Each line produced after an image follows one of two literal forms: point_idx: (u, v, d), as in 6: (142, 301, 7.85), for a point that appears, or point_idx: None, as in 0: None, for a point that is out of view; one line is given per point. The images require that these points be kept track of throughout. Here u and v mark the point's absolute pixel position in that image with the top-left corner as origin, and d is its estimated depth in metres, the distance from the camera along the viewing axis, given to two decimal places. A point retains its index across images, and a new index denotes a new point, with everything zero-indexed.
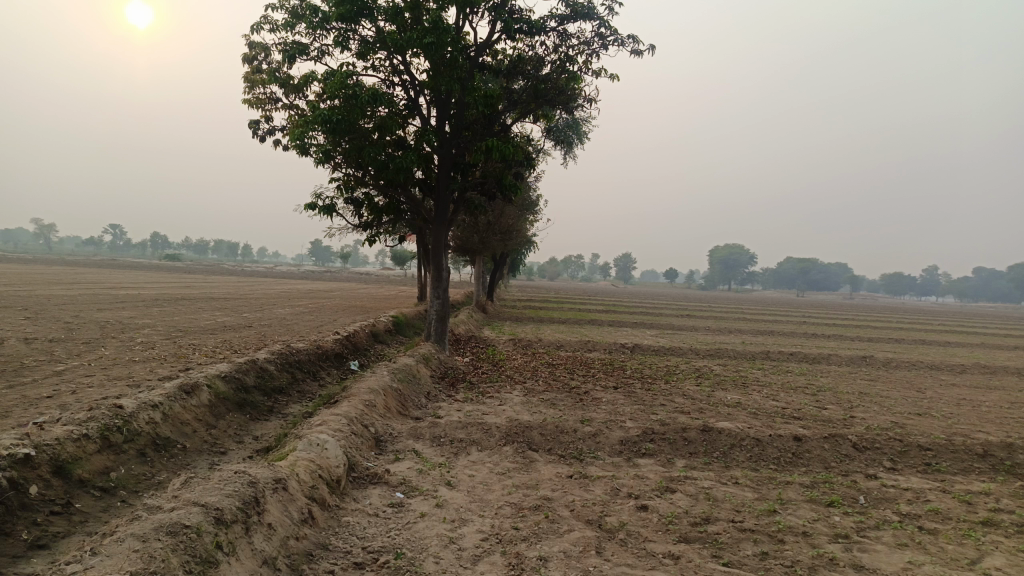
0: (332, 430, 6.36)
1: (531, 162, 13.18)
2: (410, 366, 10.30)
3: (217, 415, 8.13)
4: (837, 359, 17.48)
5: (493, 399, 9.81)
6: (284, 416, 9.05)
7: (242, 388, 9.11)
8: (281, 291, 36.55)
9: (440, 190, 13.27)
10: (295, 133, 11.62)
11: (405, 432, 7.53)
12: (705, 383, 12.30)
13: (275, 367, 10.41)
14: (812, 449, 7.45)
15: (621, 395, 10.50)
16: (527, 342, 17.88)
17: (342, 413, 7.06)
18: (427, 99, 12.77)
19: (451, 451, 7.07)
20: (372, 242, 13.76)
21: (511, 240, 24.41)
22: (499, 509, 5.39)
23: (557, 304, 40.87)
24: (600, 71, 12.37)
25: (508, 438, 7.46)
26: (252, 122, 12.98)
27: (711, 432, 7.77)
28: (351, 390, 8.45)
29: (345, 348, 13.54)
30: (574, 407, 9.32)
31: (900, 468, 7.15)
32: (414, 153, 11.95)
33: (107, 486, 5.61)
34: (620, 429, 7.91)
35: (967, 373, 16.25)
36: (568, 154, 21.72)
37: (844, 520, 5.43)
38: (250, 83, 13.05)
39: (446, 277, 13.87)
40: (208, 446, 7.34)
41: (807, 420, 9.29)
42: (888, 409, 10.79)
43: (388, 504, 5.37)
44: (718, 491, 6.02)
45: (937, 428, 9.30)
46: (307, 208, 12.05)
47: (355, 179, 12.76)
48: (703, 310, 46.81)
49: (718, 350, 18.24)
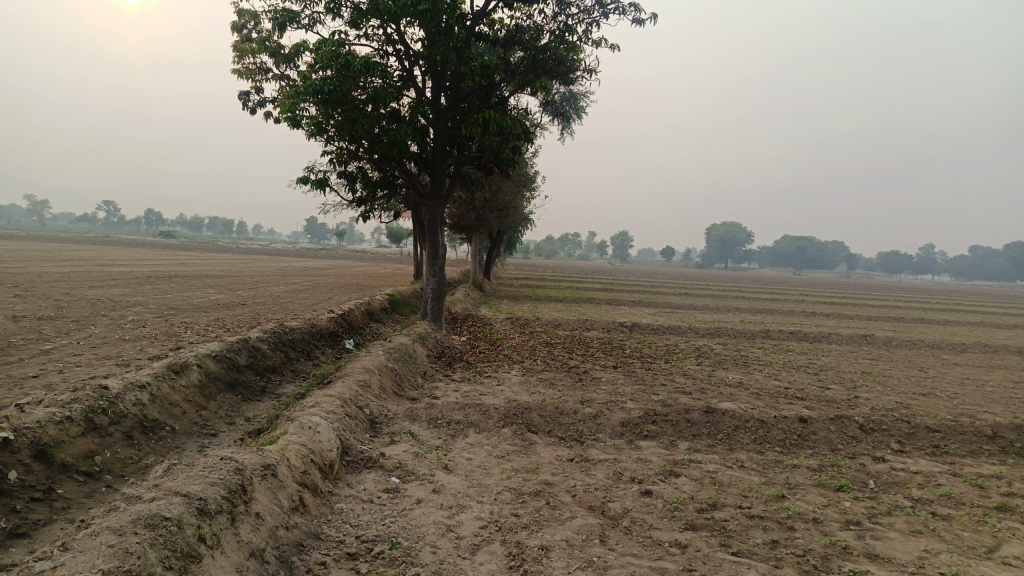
0: (325, 412, 6.15)
1: (529, 135, 12.86)
2: (406, 346, 10.08)
3: (207, 396, 7.92)
4: (837, 338, 17.33)
5: (491, 378, 9.62)
6: (277, 396, 8.85)
7: (233, 368, 8.89)
8: (277, 269, 36.28)
9: (435, 164, 12.97)
10: (286, 104, 11.28)
11: (400, 413, 7.33)
12: (705, 363, 12.12)
13: (268, 346, 10.18)
14: (817, 431, 7.27)
15: (622, 375, 10.32)
16: (525, 320, 17.67)
17: (335, 394, 6.84)
18: (423, 70, 12.41)
19: (448, 433, 6.87)
20: (366, 218, 13.47)
21: (508, 218, 24.11)
22: (498, 495, 5.20)
23: (554, 282, 40.67)
24: (600, 41, 12.01)
25: (506, 419, 7.27)
26: (242, 94, 12.62)
27: (715, 414, 7.59)
28: (346, 369, 8.24)
29: (340, 326, 13.32)
30: (573, 387, 9.13)
31: (908, 451, 6.98)
32: (409, 126, 11.63)
33: (91, 471, 5.41)
34: (621, 410, 7.72)
35: (968, 353, 16.11)
36: (566, 130, 21.36)
37: (854, 506, 5.25)
38: (240, 52, 12.68)
39: (442, 255, 13.61)
40: (198, 428, 7.14)
41: (810, 401, 9.12)
42: (891, 389, 10.64)
43: (383, 490, 5.17)
44: (724, 475, 5.83)
45: (942, 409, 9.15)
46: (299, 182, 11.74)
47: (348, 152, 12.45)
48: (700, 288, 46.55)
49: (717, 328, 18.07)
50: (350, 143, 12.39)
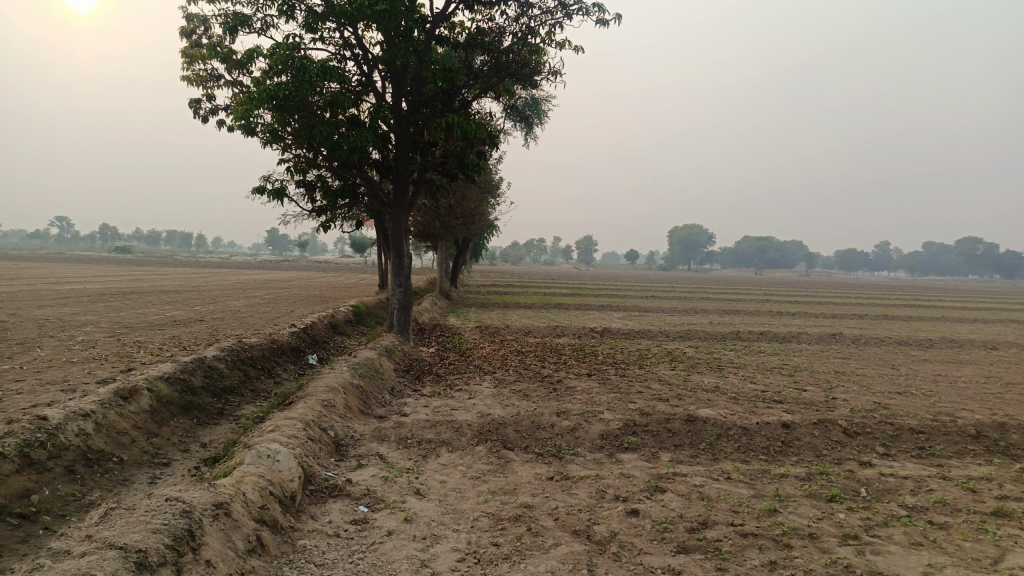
0: (285, 437, 5.72)
1: (494, 140, 12.53)
2: (373, 360, 9.65)
3: (159, 421, 7.40)
4: (807, 337, 17.35)
5: (462, 392, 9.26)
6: (235, 419, 8.35)
7: (188, 391, 8.38)
8: (238, 282, 35.41)
9: (398, 171, 12.56)
10: (239, 112, 10.78)
11: (367, 434, 6.91)
12: (679, 367, 11.89)
13: (225, 365, 9.67)
14: (801, 437, 7.06)
15: (596, 383, 10.03)
16: (494, 328, 17.33)
17: (297, 416, 6.40)
18: (383, 75, 12.03)
19: (419, 453, 6.49)
20: (327, 228, 12.99)
21: (474, 224, 23.76)
22: (475, 522, 4.84)
23: (521, 288, 40.35)
24: (564, 42, 11.76)
25: (480, 437, 6.90)
26: (192, 102, 12.08)
27: (696, 422, 7.32)
28: (308, 388, 7.78)
29: (302, 341, 12.81)
30: (547, 398, 8.82)
31: (893, 454, 6.81)
32: (369, 131, 11.23)
33: (26, 512, 4.89)
34: (599, 421, 7.42)
35: (935, 348, 16.24)
36: (530, 134, 21.12)
37: (850, 518, 5.02)
38: (189, 59, 12.14)
39: (407, 264, 13.16)
40: (149, 457, 6.64)
41: (789, 404, 8.93)
42: (866, 388, 10.52)
43: (350, 521, 4.78)
44: (712, 489, 5.55)
45: (920, 408, 9.05)
46: (255, 192, 11.24)
47: (306, 160, 11.99)
48: (665, 290, 46.90)
49: (688, 331, 17.96)
50: (308, 151, 11.93)
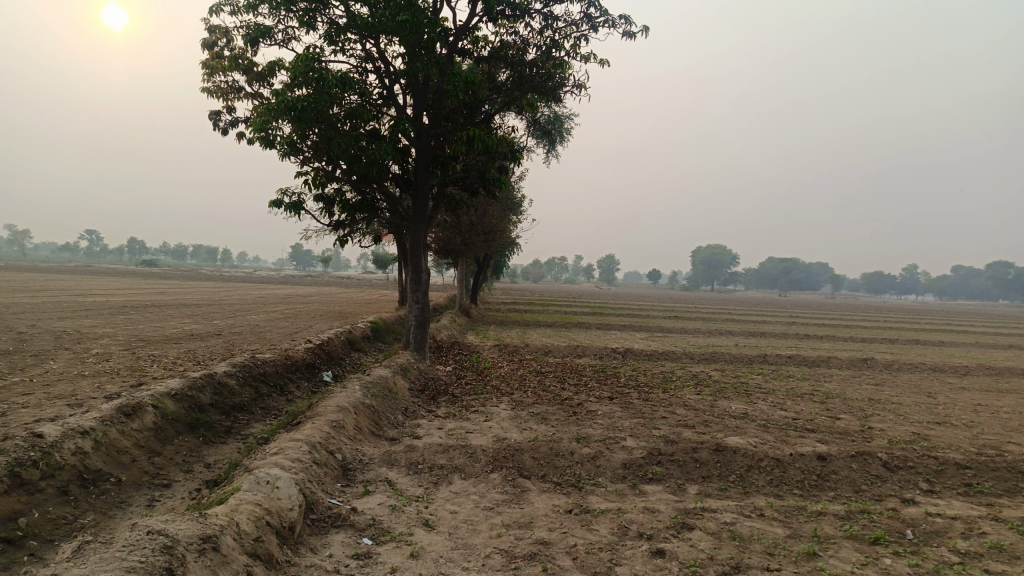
0: (288, 461, 5.41)
1: (516, 154, 12.26)
2: (386, 379, 9.34)
3: (163, 440, 7.14)
4: (837, 362, 16.74)
5: (478, 414, 8.91)
6: (243, 437, 8.06)
7: (195, 408, 8.12)
8: (260, 297, 35.47)
9: (417, 185, 12.32)
10: (257, 123, 10.62)
11: (377, 457, 6.58)
12: (705, 392, 11.41)
13: (237, 381, 9.41)
14: (838, 471, 6.61)
15: (618, 408, 9.61)
16: (513, 347, 16.98)
17: (303, 438, 6.09)
18: (404, 88, 11.84)
19: (430, 480, 6.14)
20: (344, 243, 12.76)
21: (495, 241, 23.50)
22: (486, 559, 4.46)
23: (542, 307, 39.91)
24: (589, 56, 11.48)
25: (495, 463, 6.53)
26: (212, 114, 11.98)
27: (725, 452, 6.89)
28: (317, 408, 7.47)
29: (318, 357, 12.55)
30: (567, 422, 8.43)
31: (939, 491, 6.33)
32: (389, 144, 11.02)
33: (11, 537, 4.59)
34: (622, 449, 7.02)
35: (972, 376, 15.57)
36: (552, 152, 20.89)
37: (897, 564, 4.57)
38: (210, 71, 12.05)
39: (425, 280, 12.86)
40: (149, 478, 6.36)
41: (822, 434, 8.44)
42: (903, 418, 9.98)
43: (351, 555, 4.43)
44: (744, 527, 5.12)
45: (963, 440, 8.53)
46: (272, 205, 11.05)
47: (325, 173, 11.79)
48: (688, 311, 46.26)
49: (713, 353, 17.43)
50: (327, 163, 11.74)
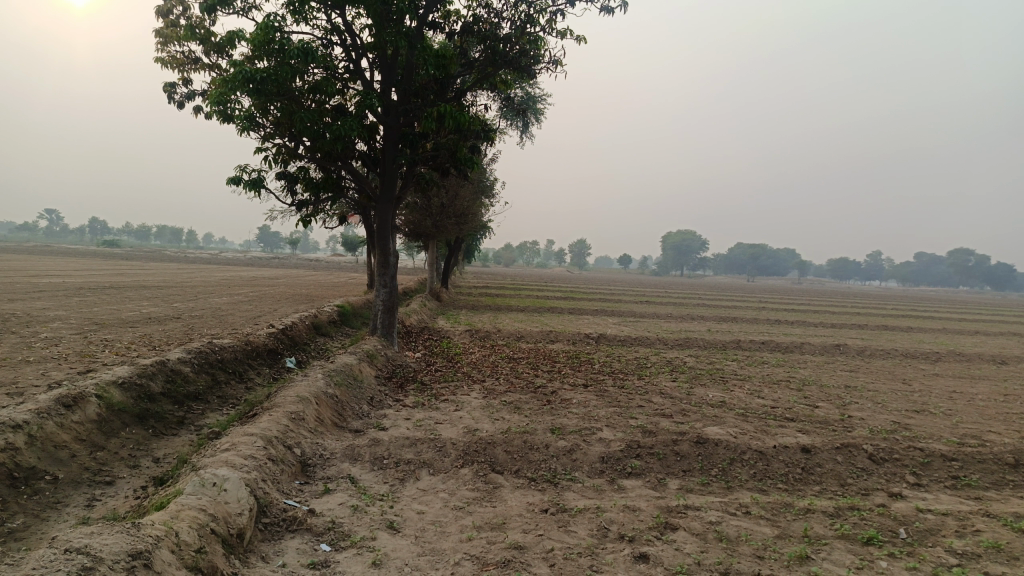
0: (239, 459, 4.97)
1: (488, 133, 11.77)
2: (351, 367, 8.87)
3: (108, 433, 6.62)
4: (810, 348, 16.66)
5: (448, 402, 8.53)
6: (196, 429, 7.57)
7: (145, 397, 7.59)
8: (225, 279, 34.58)
9: (385, 164, 11.78)
10: (214, 95, 10.00)
11: (339, 451, 6.15)
12: (680, 379, 11.14)
13: (192, 369, 8.89)
14: (823, 464, 6.35)
15: (593, 396, 9.29)
16: (485, 332, 16.60)
17: (258, 432, 5.63)
18: (372, 62, 11.28)
19: (396, 477, 5.74)
20: (308, 223, 12.18)
21: (467, 224, 23.01)
22: (456, 568, 4.08)
23: (513, 291, 39.49)
24: (565, 32, 11.01)
25: (465, 458, 6.15)
26: (166, 86, 11.29)
27: (706, 444, 6.58)
28: (276, 398, 7.01)
29: (280, 343, 12.01)
30: (540, 412, 8.08)
31: (926, 485, 6.11)
32: (355, 120, 10.47)
33: None
34: (599, 441, 6.68)
35: (944, 363, 15.59)
36: (525, 133, 20.42)
37: (894, 567, 4.30)
38: (165, 39, 11.34)
39: (394, 263, 12.35)
40: (90, 475, 5.85)
41: (802, 423, 8.21)
42: (881, 406, 9.81)
43: (307, 565, 4.03)
44: (730, 527, 4.82)
45: (943, 429, 8.37)
46: (230, 183, 10.44)
47: (287, 150, 11.19)
48: (660, 296, 46.35)
49: (687, 339, 17.23)
50: (289, 140, 11.16)
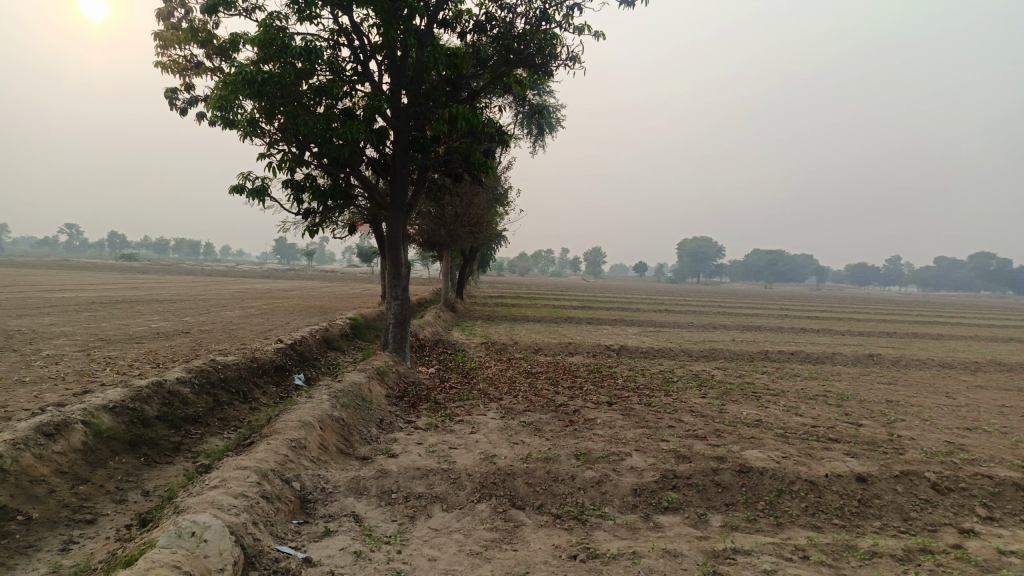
0: (227, 499, 4.40)
1: (503, 136, 11.19)
2: (359, 385, 8.29)
3: (95, 464, 6.09)
4: (842, 359, 15.90)
5: (463, 424, 7.95)
6: (193, 456, 7.03)
7: (139, 422, 7.07)
8: (238, 292, 34.24)
9: (395, 170, 11.24)
10: (215, 99, 9.51)
11: (343, 484, 5.57)
12: (711, 395, 10.43)
13: (191, 389, 8.36)
14: (882, 495, 5.69)
15: (619, 415, 8.65)
16: (502, 345, 16.01)
17: (252, 465, 5.07)
18: (380, 64, 10.79)
19: (406, 514, 5.15)
20: (315, 232, 11.66)
21: (481, 233, 22.46)
22: None
23: (528, 301, 38.74)
24: (584, 28, 10.44)
25: (482, 491, 5.55)
26: (168, 91, 10.86)
27: (750, 474, 5.92)
28: (276, 423, 6.45)
29: (289, 359, 11.49)
30: (563, 434, 7.46)
31: (1000, 519, 5.43)
32: (363, 123, 9.96)
33: None
34: (630, 470, 6.04)
35: (985, 373, 14.78)
36: (540, 140, 19.89)
37: None
38: (165, 43, 10.91)
39: (405, 274, 11.77)
40: (71, 512, 5.31)
41: (849, 445, 7.54)
42: (930, 423, 9.07)
43: None
44: None
45: (1004, 450, 7.66)
46: (233, 191, 9.95)
47: (293, 156, 10.69)
48: (677, 304, 45.73)
49: (713, 350, 16.52)
50: (295, 146, 10.67)
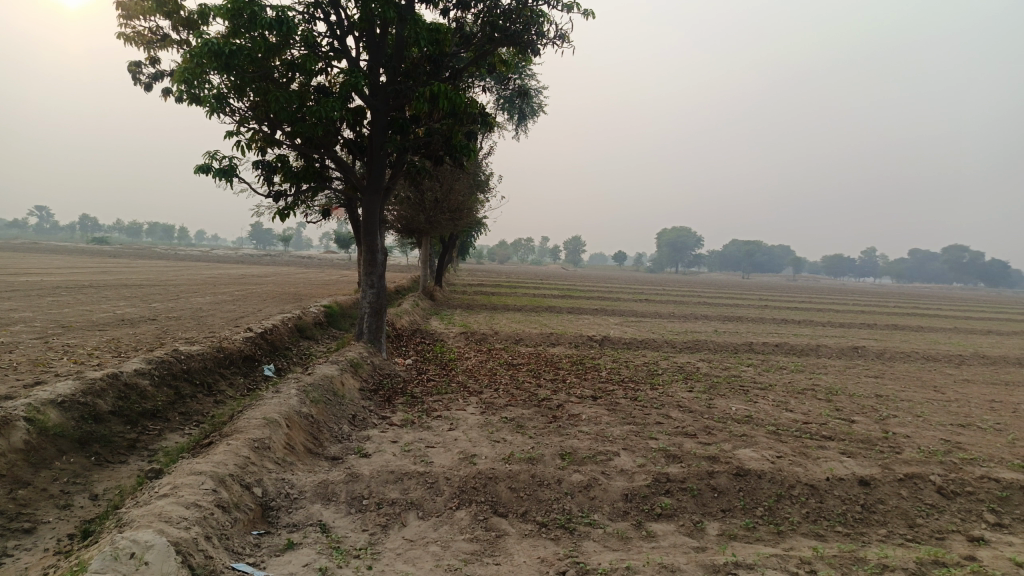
0: (178, 510, 3.94)
1: (487, 118, 10.68)
2: (331, 379, 7.82)
3: (38, 464, 5.57)
4: (827, 351, 15.68)
5: (441, 420, 7.52)
6: (150, 455, 6.53)
7: (90, 418, 6.54)
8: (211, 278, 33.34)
9: (372, 151, 10.70)
10: (179, 72, 8.91)
11: (310, 488, 5.12)
12: (697, 389, 10.10)
13: (150, 382, 7.84)
14: (885, 501, 5.37)
15: (604, 410, 8.27)
16: (481, 334, 15.57)
17: (209, 470, 4.61)
18: (358, 40, 10.25)
19: (378, 522, 4.73)
20: (286, 216, 11.11)
21: (462, 220, 21.97)
22: None
23: (508, 289, 38.27)
24: (571, 5, 9.94)
25: (461, 497, 5.14)
26: (131, 65, 10.23)
27: (748, 477, 5.56)
28: (240, 421, 5.97)
29: (258, 348, 10.94)
30: (547, 432, 7.06)
31: (1010, 526, 5.13)
32: (338, 100, 9.42)
33: None
34: (620, 472, 5.65)
35: (970, 366, 14.64)
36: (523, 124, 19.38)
37: None
38: (128, 14, 10.27)
39: (381, 262, 11.25)
40: (7, 519, 4.80)
41: (844, 443, 7.23)
42: (923, 420, 8.81)
43: None
44: None
45: (1002, 449, 7.39)
46: (200, 170, 9.38)
47: (263, 134, 10.13)
48: (658, 293, 45.56)
49: (696, 341, 16.22)
50: (266, 125, 10.10)
